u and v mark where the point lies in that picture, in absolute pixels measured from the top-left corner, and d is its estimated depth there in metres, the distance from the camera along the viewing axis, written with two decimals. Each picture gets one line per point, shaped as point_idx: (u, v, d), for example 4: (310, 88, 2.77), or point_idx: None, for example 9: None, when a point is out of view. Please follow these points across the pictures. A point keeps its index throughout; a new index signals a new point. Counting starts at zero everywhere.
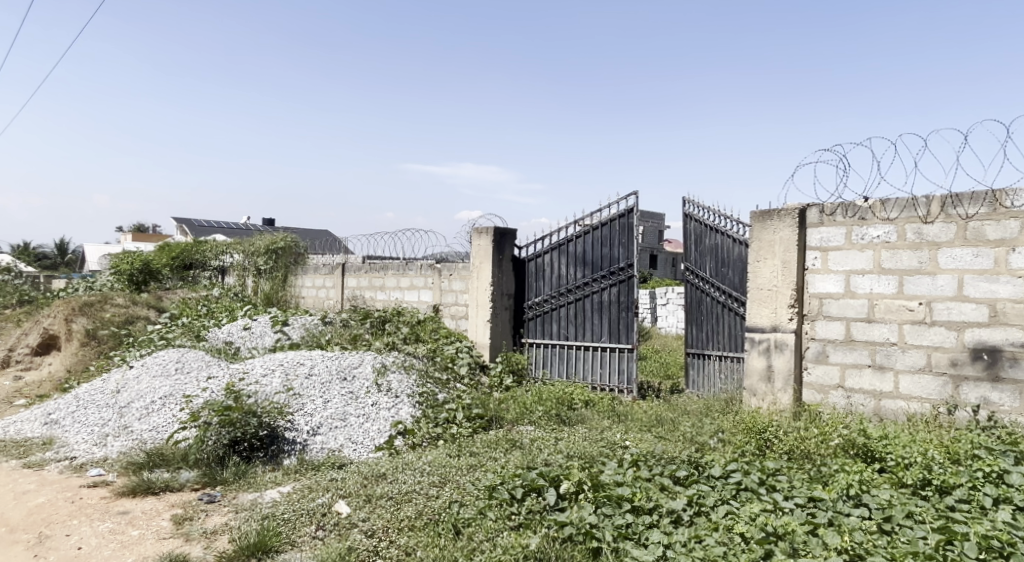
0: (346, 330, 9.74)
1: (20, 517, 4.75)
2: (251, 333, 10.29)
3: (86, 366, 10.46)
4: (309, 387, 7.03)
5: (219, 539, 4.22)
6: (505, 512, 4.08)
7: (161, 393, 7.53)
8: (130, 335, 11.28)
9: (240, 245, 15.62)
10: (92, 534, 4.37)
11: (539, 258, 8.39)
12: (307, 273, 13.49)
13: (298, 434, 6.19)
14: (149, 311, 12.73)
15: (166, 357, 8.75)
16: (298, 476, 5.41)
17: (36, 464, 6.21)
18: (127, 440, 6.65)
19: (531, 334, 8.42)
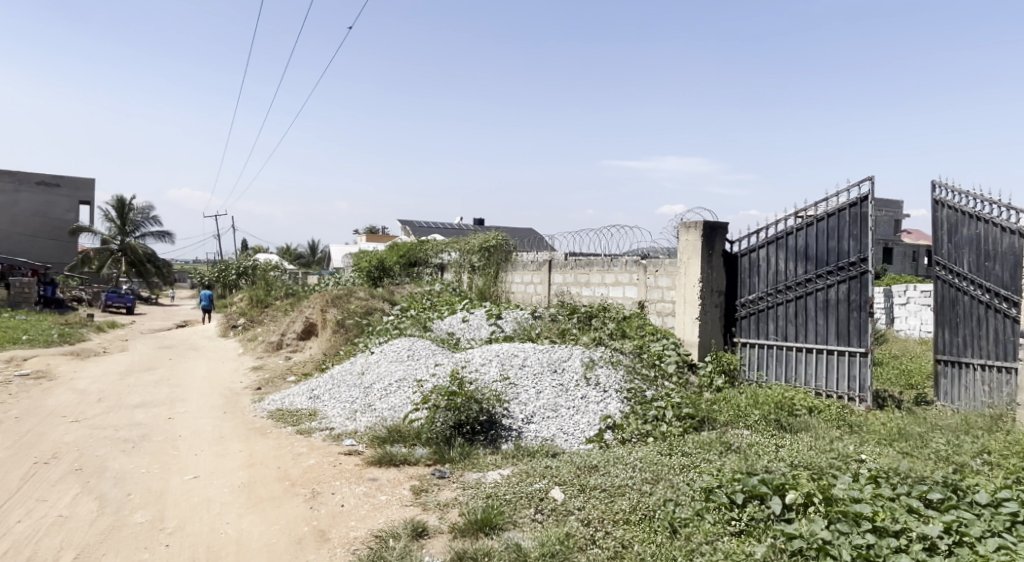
0: (555, 325, 10.01)
1: (299, 474, 5.57)
2: (469, 325, 11.02)
3: (337, 350, 11.95)
4: (522, 377, 7.36)
5: (451, 512, 4.59)
6: (725, 517, 3.93)
7: (396, 377, 8.37)
8: (369, 324, 12.65)
9: (457, 244, 16.77)
10: (351, 494, 5.00)
11: (753, 253, 7.93)
12: (516, 269, 14.07)
13: (513, 422, 6.51)
14: (384, 303, 14.19)
15: (399, 345, 9.70)
16: (516, 461, 5.69)
17: (304, 432, 7.24)
18: (370, 416, 7.49)
19: (745, 333, 7.98)
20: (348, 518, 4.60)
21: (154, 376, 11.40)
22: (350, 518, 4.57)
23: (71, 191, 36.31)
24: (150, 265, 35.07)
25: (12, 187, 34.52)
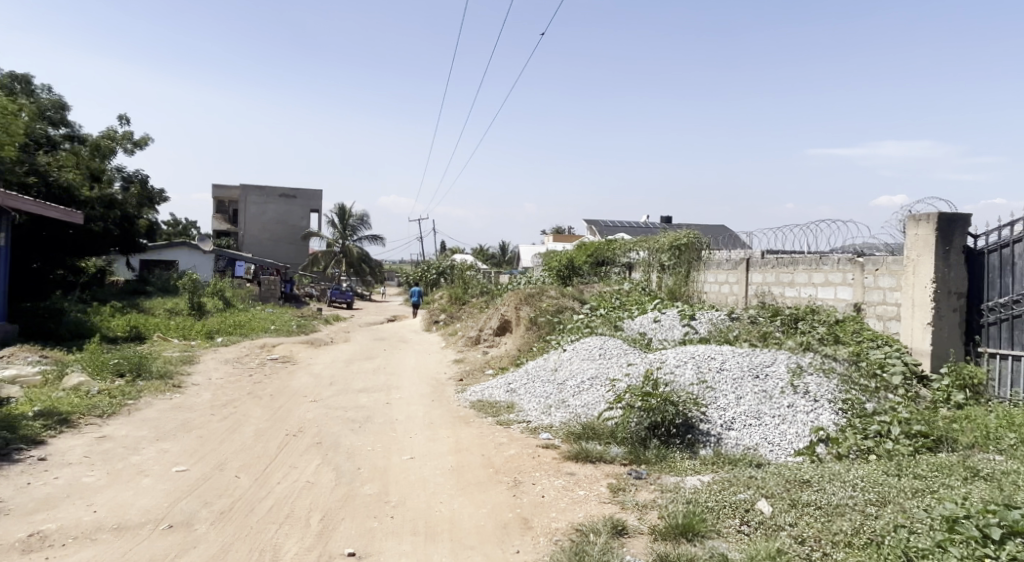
0: (755, 327, 9.44)
1: (502, 463, 5.83)
2: (662, 325, 10.77)
3: (530, 346, 12.29)
4: (721, 381, 7.03)
5: (650, 514, 4.52)
6: (977, 552, 3.36)
7: (589, 375, 8.42)
8: (561, 321, 12.86)
9: (646, 242, 16.49)
10: (551, 487, 5.13)
11: (1003, 249, 6.85)
12: (710, 268, 13.46)
13: (711, 427, 6.23)
14: (574, 302, 14.36)
15: (591, 343, 9.75)
16: (717, 468, 5.45)
17: (503, 423, 7.56)
18: (565, 412, 7.61)
19: (992, 342, 6.92)
20: (548, 508, 4.71)
21: (372, 364, 12.58)
22: (551, 509, 4.68)
23: (306, 201, 41.23)
24: (365, 265, 38.77)
25: (260, 199, 40.02)
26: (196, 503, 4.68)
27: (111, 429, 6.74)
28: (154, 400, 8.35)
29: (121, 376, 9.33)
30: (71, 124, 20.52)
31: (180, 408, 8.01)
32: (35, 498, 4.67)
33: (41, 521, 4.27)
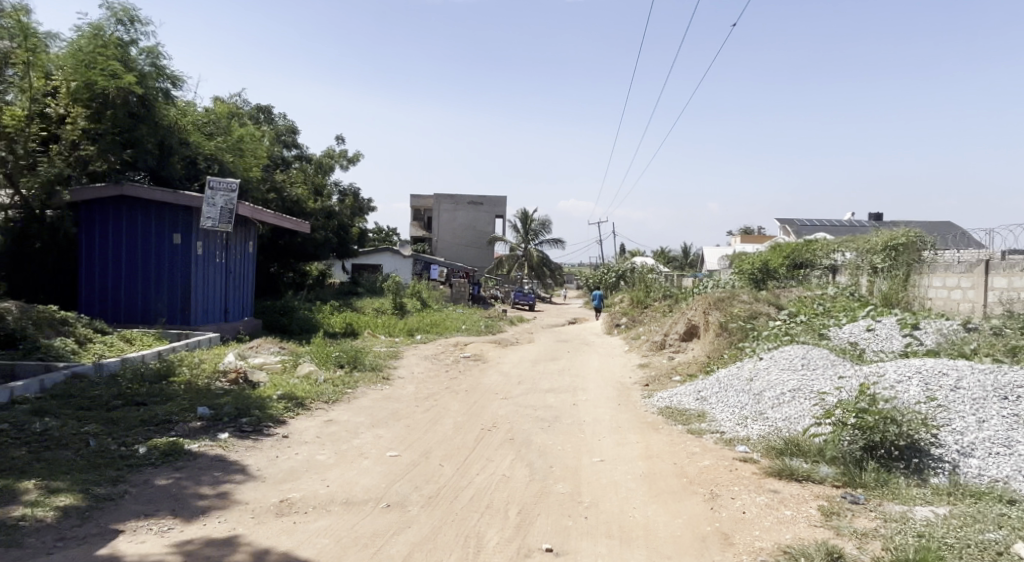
0: (1000, 341, 8.20)
1: (696, 473, 5.62)
2: (877, 335, 9.75)
3: (721, 353, 11.72)
4: (956, 401, 6.18)
5: (873, 544, 4.08)
6: None
7: (791, 386, 7.84)
8: (755, 328, 12.11)
9: (854, 242, 15.27)
10: (753, 503, 4.84)
11: None
12: (935, 272, 11.89)
13: (945, 452, 5.51)
14: (769, 308, 13.49)
15: (793, 352, 9.08)
16: (954, 501, 4.79)
17: (695, 432, 7.28)
18: (764, 424, 7.16)
19: None
20: (750, 526, 4.45)
21: (557, 365, 12.79)
22: (754, 527, 4.42)
23: (491, 207, 42.96)
24: (546, 269, 39.61)
25: (451, 206, 42.52)
26: (409, 487, 5.06)
27: (336, 414, 7.54)
28: (369, 390, 9.21)
29: (341, 366, 10.41)
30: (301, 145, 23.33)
31: (389, 398, 8.75)
32: (281, 469, 5.35)
33: (288, 489, 4.88)
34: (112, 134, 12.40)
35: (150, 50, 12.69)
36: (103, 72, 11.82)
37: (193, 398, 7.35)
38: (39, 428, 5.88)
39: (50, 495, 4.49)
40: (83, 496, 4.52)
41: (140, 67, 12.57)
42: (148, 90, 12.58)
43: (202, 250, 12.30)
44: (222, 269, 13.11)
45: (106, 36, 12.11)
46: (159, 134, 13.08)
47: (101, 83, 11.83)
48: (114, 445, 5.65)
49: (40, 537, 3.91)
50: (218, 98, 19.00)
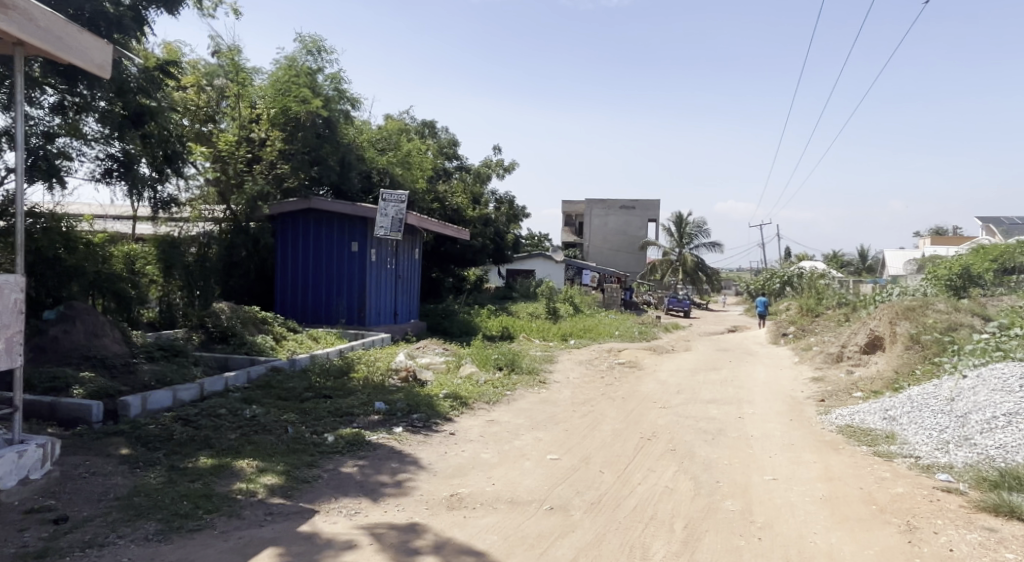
0: None
1: (888, 501, 5.04)
2: None
3: (913, 368, 10.47)
4: None
5: None
6: None
7: (1007, 410, 6.81)
8: (955, 341, 10.70)
9: None
10: (963, 541, 4.23)
11: None
12: None
13: None
14: (972, 319, 11.90)
15: (1007, 371, 7.90)
16: None
17: (885, 455, 6.54)
18: (972, 452, 6.27)
19: None
20: None
21: (720, 375, 12.17)
22: None
23: (644, 211, 42.08)
24: (702, 274, 38.13)
25: (603, 211, 42.12)
26: (571, 491, 5.01)
27: (498, 415, 7.68)
28: (528, 393, 9.31)
29: (501, 369, 10.63)
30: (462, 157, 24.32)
31: (548, 402, 8.79)
32: (450, 464, 5.52)
33: (457, 485, 5.02)
34: (303, 153, 13.70)
35: (334, 76, 14.04)
36: (296, 99, 13.28)
37: (370, 393, 7.85)
38: (249, 414, 6.57)
39: (258, 474, 4.98)
40: (284, 477, 4.96)
41: (326, 92, 13.98)
42: (331, 113, 14.06)
43: (375, 256, 13.12)
44: (392, 275, 13.92)
45: (299, 64, 13.65)
46: (339, 151, 14.36)
47: (297, 110, 13.31)
48: (308, 433, 6.17)
49: (252, 511, 4.33)
50: (390, 115, 20.27)
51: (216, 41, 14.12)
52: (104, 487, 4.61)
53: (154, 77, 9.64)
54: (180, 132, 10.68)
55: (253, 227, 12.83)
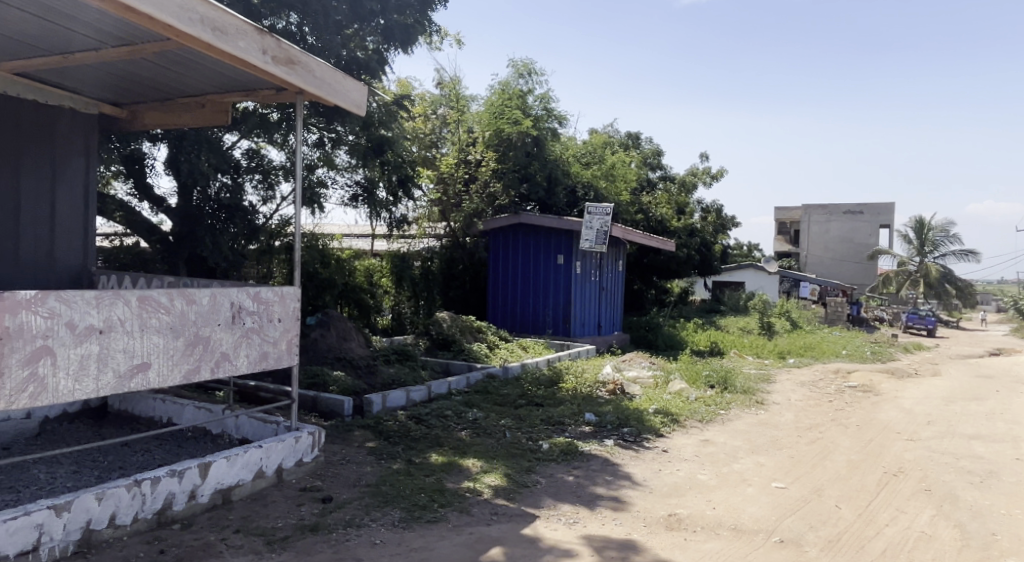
0: None
1: None
2: None
3: None
4: None
5: None
6: None
7: None
8: None
9: None
10: None
11: None
12: None
13: None
14: None
15: None
16: None
17: None
18: None
19: None
20: None
21: (980, 406, 10.56)
22: None
23: (875, 215, 38.07)
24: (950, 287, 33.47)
25: (824, 217, 38.85)
26: (804, 525, 4.72)
27: (713, 434, 7.44)
28: (743, 413, 8.88)
29: (712, 387, 10.25)
30: (665, 167, 23.93)
31: (767, 424, 8.30)
32: (667, 483, 5.48)
33: (676, 505, 4.97)
34: (513, 171, 14.49)
35: (542, 95, 14.58)
36: (509, 121, 14.15)
37: (580, 404, 8.03)
38: (472, 418, 7.08)
39: (483, 474, 5.37)
40: (507, 480, 5.27)
41: (535, 112, 14.59)
42: (540, 131, 14.58)
43: (580, 269, 13.29)
44: (597, 287, 14.05)
45: (511, 88, 14.44)
46: (546, 168, 14.90)
47: (510, 130, 14.18)
48: (525, 438, 6.49)
49: (481, 509, 4.67)
50: (594, 130, 20.60)
51: (441, 74, 15.54)
52: (358, 475, 5.27)
53: (392, 110, 10.59)
54: (410, 158, 11.82)
55: (468, 241, 14.16)
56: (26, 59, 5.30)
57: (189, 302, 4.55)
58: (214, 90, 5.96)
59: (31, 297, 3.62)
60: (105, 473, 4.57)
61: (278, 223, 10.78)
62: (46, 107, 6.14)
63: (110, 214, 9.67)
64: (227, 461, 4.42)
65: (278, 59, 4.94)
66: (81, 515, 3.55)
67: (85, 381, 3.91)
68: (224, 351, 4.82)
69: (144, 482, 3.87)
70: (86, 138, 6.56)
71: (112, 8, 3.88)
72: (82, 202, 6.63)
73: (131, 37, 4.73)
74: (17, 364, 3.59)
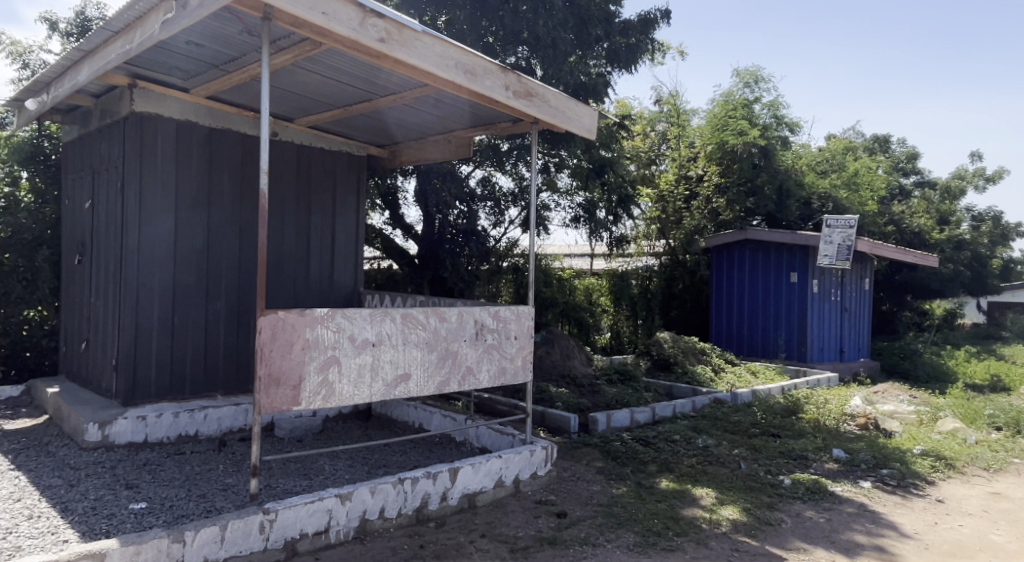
0: None
1: None
2: None
3: None
4: None
5: None
6: None
7: None
8: None
9: None
10: None
11: None
12: None
13: None
14: None
15: None
16: None
17: None
18: None
19: None
20: None
21: None
22: None
23: None
24: None
25: None
26: None
27: (1002, 487, 6.34)
28: None
29: (996, 429, 8.72)
30: (922, 171, 21.41)
31: None
32: (946, 540, 4.79)
33: None
34: (738, 185, 13.64)
35: (772, 103, 13.68)
36: (734, 133, 13.36)
37: (826, 438, 7.36)
38: (702, 444, 6.83)
39: (719, 505, 5.16)
40: (746, 514, 5.00)
41: (763, 120, 13.72)
42: (770, 140, 13.58)
43: (818, 288, 12.04)
44: (837, 308, 12.75)
45: (736, 98, 13.87)
46: (777, 179, 13.49)
47: (734, 142, 13.33)
48: (762, 471, 6.10)
49: (719, 542, 4.50)
50: (833, 136, 18.91)
51: (660, 89, 15.59)
52: (589, 493, 5.36)
53: (613, 131, 10.70)
54: (631, 177, 11.87)
55: (689, 259, 13.60)
56: (317, 112, 6.29)
57: (442, 319, 5.02)
58: (460, 126, 6.56)
59: (324, 314, 4.27)
60: (373, 469, 5.21)
61: (506, 245, 11.41)
62: (329, 151, 7.22)
63: (371, 241, 11.00)
64: (473, 467, 4.77)
65: (518, 92, 5.29)
66: (359, 505, 4.08)
67: (362, 388, 4.50)
68: (469, 366, 5.23)
69: (406, 481, 4.33)
70: (358, 176, 7.58)
71: (385, 62, 4.46)
72: (354, 232, 7.62)
73: (397, 86, 5.38)
74: (314, 370, 4.24)
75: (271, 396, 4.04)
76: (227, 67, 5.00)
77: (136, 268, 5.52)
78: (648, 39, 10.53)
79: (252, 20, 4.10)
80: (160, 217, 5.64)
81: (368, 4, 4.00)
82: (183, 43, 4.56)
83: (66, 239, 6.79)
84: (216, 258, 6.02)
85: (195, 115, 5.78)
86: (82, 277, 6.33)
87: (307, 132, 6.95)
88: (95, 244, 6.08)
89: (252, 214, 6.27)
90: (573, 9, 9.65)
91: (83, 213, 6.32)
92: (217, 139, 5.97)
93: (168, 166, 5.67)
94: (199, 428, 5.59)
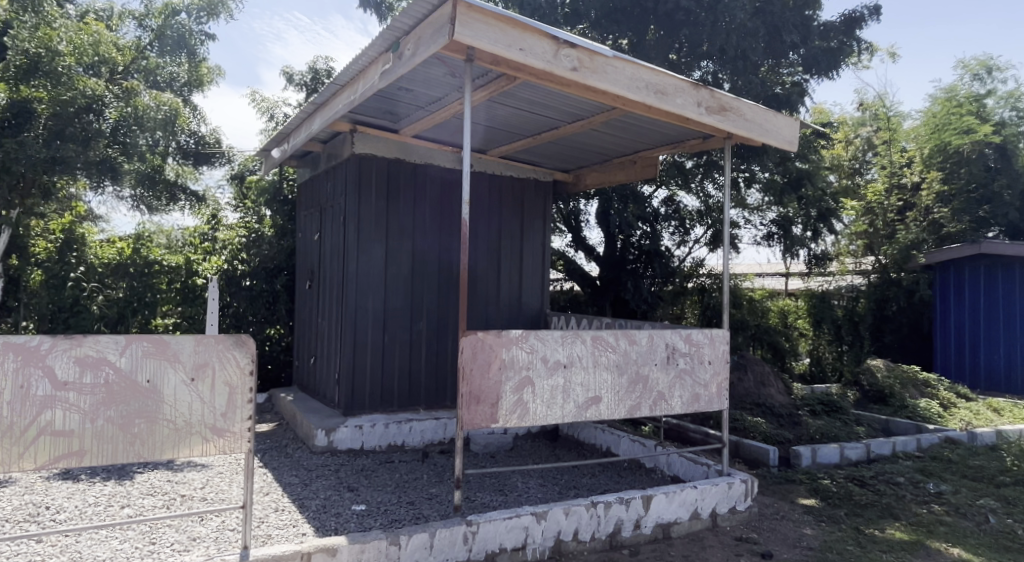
0: None
1: None
2: None
3: None
4: None
5: None
6: None
7: None
8: None
9: None
10: None
11: None
12: None
13: None
14: None
15: None
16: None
17: None
18: None
19: None
20: None
21: None
22: None
23: None
24: None
25: None
26: None
27: None
28: None
29: None
30: None
31: None
32: None
33: None
34: (968, 192, 11.93)
35: (1009, 95, 12.14)
36: (958, 131, 11.96)
37: None
38: (935, 490, 6.07)
39: None
40: None
41: (999, 116, 12.10)
42: (1006, 138, 11.85)
43: None
44: None
45: (962, 93, 12.40)
46: (1018, 183, 11.67)
47: (957, 142, 11.84)
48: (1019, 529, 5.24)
49: None
50: None
51: (863, 93, 14.43)
52: (797, 535, 4.97)
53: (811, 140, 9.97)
54: (835, 190, 10.96)
55: (905, 276, 11.91)
56: (508, 142, 6.61)
57: (632, 342, 4.98)
58: (645, 146, 6.50)
59: (518, 335, 4.44)
60: (564, 490, 5.29)
61: (691, 265, 11.09)
62: (518, 179, 7.54)
63: (555, 263, 11.22)
64: (667, 496, 4.65)
65: (712, 108, 5.15)
66: (554, 525, 4.15)
67: (555, 408, 4.60)
68: (660, 391, 5.13)
69: (600, 505, 4.33)
70: (546, 202, 7.82)
71: (576, 89, 4.58)
72: (542, 256, 7.84)
73: (586, 112, 5.50)
74: (510, 390, 4.42)
75: (472, 413, 4.27)
76: (431, 107, 5.43)
77: (354, 291, 6.15)
78: (854, 40, 9.76)
79: (455, 63, 4.44)
80: (373, 246, 6.25)
81: (561, 36, 4.14)
82: (396, 89, 5.04)
83: (299, 267, 7.75)
84: (420, 281, 6.52)
85: (403, 153, 6.35)
86: (310, 302, 7.18)
87: (498, 162, 7.32)
88: (321, 271, 6.88)
89: (451, 240, 6.72)
90: (765, 17, 9.19)
91: (312, 245, 7.19)
92: (420, 174, 6.50)
93: (380, 201, 6.28)
94: (406, 439, 6.04)
